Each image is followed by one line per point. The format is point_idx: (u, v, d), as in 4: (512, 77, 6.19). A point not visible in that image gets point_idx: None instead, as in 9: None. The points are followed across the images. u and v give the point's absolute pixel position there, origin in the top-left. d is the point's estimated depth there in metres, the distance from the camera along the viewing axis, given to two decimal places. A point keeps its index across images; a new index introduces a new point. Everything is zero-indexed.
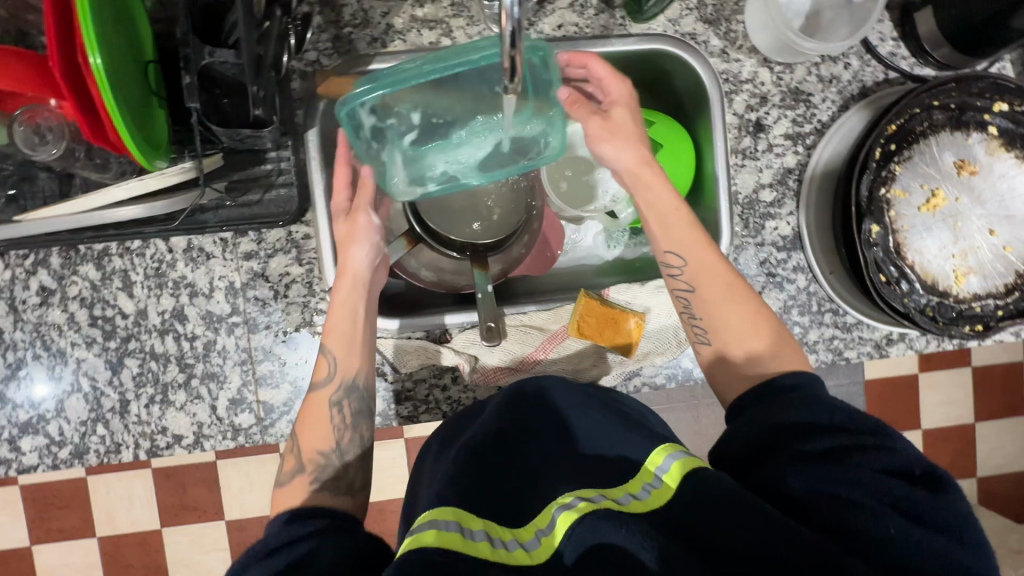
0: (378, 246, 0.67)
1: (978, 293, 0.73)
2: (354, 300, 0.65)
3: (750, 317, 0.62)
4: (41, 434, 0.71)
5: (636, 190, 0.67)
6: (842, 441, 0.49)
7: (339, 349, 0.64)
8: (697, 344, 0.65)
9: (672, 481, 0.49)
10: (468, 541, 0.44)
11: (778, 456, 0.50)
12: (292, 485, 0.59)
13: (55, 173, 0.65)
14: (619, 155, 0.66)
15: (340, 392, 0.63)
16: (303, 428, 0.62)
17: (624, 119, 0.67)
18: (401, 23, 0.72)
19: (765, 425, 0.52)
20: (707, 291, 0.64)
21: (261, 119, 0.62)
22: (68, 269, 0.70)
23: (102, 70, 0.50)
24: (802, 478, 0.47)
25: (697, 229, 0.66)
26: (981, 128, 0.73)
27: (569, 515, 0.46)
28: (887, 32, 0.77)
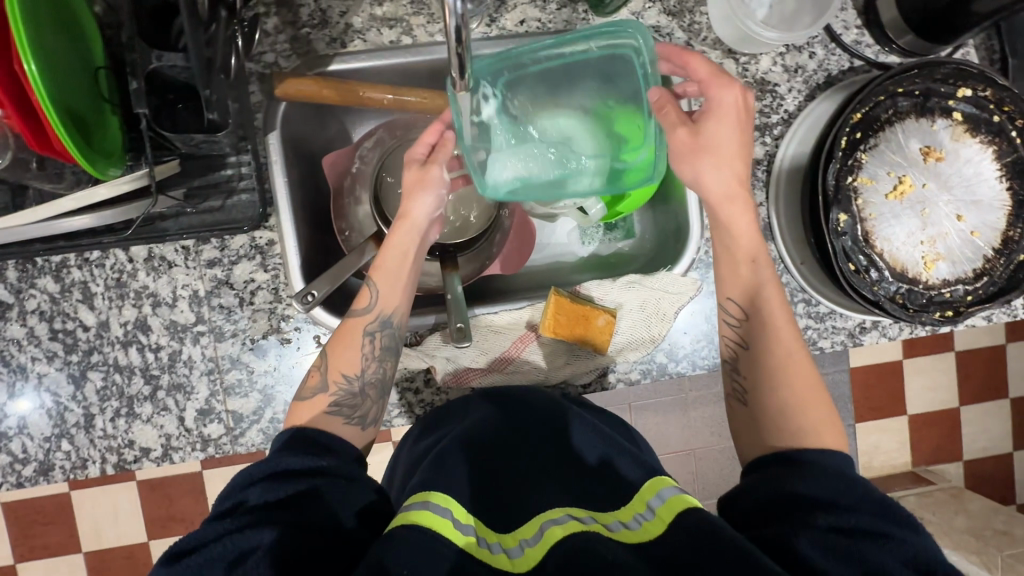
0: (442, 199, 0.67)
1: (948, 280, 0.73)
2: (405, 243, 0.65)
3: (802, 383, 0.61)
4: (4, 451, 0.69)
5: (714, 225, 0.67)
6: (863, 522, 0.47)
7: (384, 285, 0.65)
8: (732, 402, 0.64)
9: (666, 515, 0.48)
10: (456, 531, 0.48)
11: (794, 517, 0.48)
12: (313, 402, 0.61)
13: (7, 185, 0.63)
14: (715, 176, 0.64)
15: (375, 324, 0.64)
16: (336, 350, 0.64)
17: (716, 135, 0.64)
18: (360, 22, 0.71)
19: (778, 491, 0.51)
20: (760, 349, 0.63)
21: (215, 124, 0.59)
22: (26, 282, 0.69)
23: (37, 77, 0.48)
24: (817, 548, 0.45)
25: (747, 265, 0.65)
26: (946, 114, 0.73)
27: (556, 531, 0.48)
28: (851, 20, 0.77)
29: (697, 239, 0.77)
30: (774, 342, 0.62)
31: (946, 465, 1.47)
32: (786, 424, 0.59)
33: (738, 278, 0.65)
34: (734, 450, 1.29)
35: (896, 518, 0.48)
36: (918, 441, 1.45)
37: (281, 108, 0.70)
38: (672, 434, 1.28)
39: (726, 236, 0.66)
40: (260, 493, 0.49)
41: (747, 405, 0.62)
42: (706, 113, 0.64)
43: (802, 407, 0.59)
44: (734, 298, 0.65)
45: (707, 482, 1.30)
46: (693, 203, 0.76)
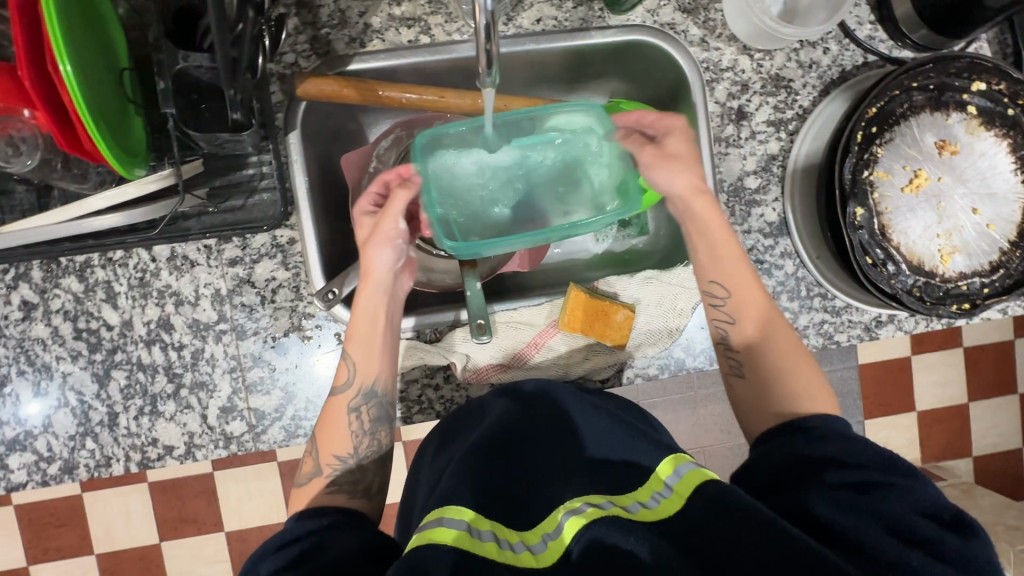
0: (401, 248, 0.67)
1: (964, 272, 0.74)
2: (373, 306, 0.66)
3: (785, 356, 0.62)
4: (29, 450, 0.70)
5: (685, 217, 0.67)
6: (869, 476, 0.49)
7: (358, 356, 0.65)
8: (731, 377, 0.65)
9: (683, 490, 0.51)
10: (475, 541, 0.48)
11: (808, 482, 0.50)
12: (309, 487, 0.61)
13: (33, 186, 0.64)
14: (676, 179, 0.66)
15: (358, 398, 0.65)
16: (323, 433, 0.64)
17: (679, 148, 0.67)
18: (379, 23, 0.71)
19: (788, 458, 0.53)
20: (747, 323, 0.64)
21: (239, 124, 0.61)
22: (50, 282, 0.69)
23: (73, 78, 0.49)
24: (831, 505, 0.47)
25: (745, 264, 0.66)
26: (961, 108, 0.74)
27: (576, 520, 0.49)
28: (865, 15, 0.77)
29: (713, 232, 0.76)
30: (768, 333, 0.64)
31: (956, 461, 1.47)
32: (786, 392, 0.60)
33: (728, 263, 0.65)
34: (745, 448, 1.29)
35: (896, 468, 0.50)
36: (928, 438, 1.45)
37: (301, 107, 0.70)
38: (684, 433, 1.28)
39: (703, 235, 0.66)
40: (272, 561, 0.50)
41: (746, 376, 0.63)
42: (663, 134, 0.68)
43: (802, 377, 0.61)
44: (715, 279, 0.66)
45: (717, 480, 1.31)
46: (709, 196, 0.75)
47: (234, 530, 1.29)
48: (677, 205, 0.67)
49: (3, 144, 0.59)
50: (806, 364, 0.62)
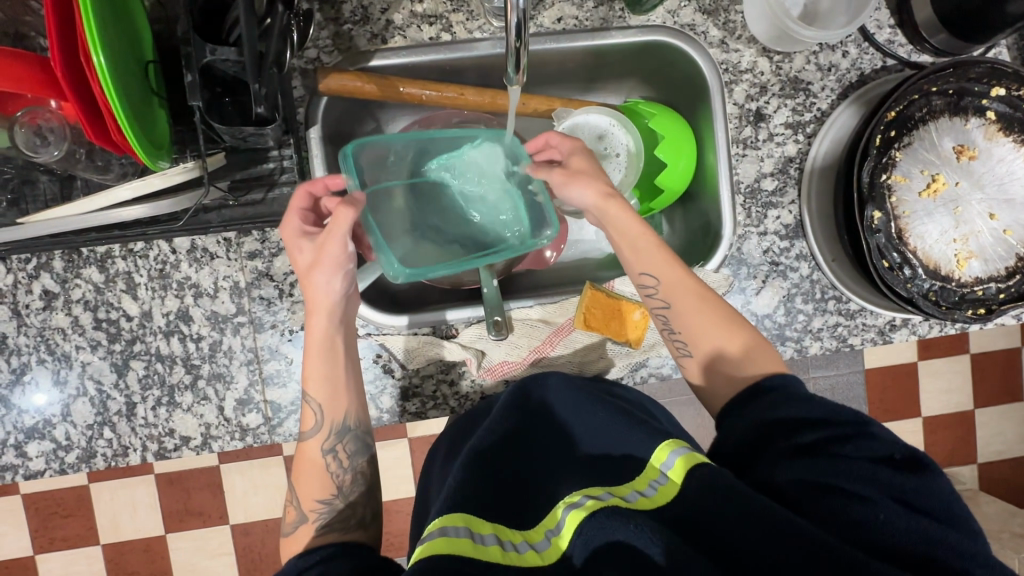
0: (350, 274, 0.64)
1: (980, 277, 0.74)
2: (329, 342, 0.64)
3: (725, 328, 0.63)
4: (48, 439, 0.70)
5: (606, 225, 0.67)
6: (824, 435, 0.51)
7: (322, 398, 0.65)
8: (681, 358, 0.65)
9: (677, 477, 0.51)
10: (478, 546, 0.49)
11: (770, 454, 0.52)
12: (298, 534, 0.62)
13: (56, 176, 0.64)
14: (588, 192, 0.65)
15: (331, 439, 0.65)
16: (300, 480, 0.65)
17: (584, 165, 0.67)
18: (400, 19, 0.72)
19: (754, 423, 0.55)
20: (682, 306, 0.64)
21: (264, 118, 0.61)
22: (71, 272, 0.70)
23: (106, 69, 0.50)
24: (791, 470, 0.50)
25: (665, 249, 0.65)
26: (979, 113, 0.74)
27: (577, 514, 0.50)
28: (884, 19, 0.77)
29: (728, 235, 0.76)
30: (719, 331, 0.63)
31: (961, 467, 1.47)
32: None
33: (653, 256, 0.65)
34: None
35: (845, 418, 0.52)
36: (933, 444, 1.45)
37: (322, 102, 0.71)
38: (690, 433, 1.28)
39: (626, 240, 0.66)
40: None
41: (693, 355, 0.64)
42: (565, 155, 0.69)
43: (747, 347, 0.61)
44: (645, 271, 0.65)
45: None
46: (725, 200, 0.76)
47: (240, 523, 1.30)
48: (595, 215, 0.67)
49: (31, 134, 0.60)
50: (745, 336, 0.62)
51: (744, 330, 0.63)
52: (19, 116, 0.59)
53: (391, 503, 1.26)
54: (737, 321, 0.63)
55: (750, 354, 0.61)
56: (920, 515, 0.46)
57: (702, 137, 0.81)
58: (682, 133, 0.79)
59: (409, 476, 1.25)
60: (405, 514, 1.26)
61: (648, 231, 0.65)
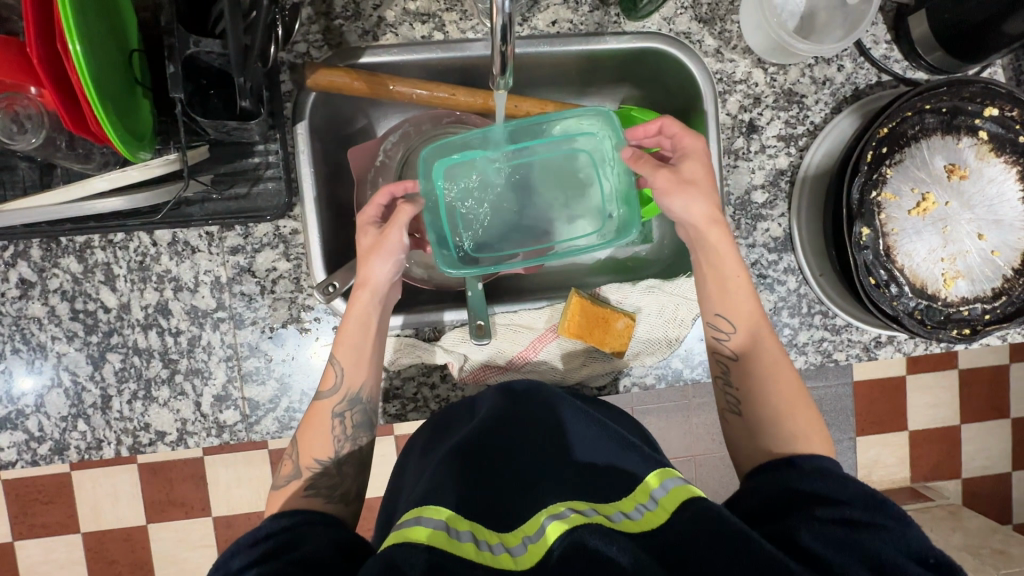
0: (401, 263, 0.66)
1: (966, 297, 0.73)
2: (365, 318, 0.65)
3: (790, 395, 0.63)
4: (20, 429, 0.69)
5: (697, 245, 0.67)
6: (859, 514, 0.49)
7: (347, 363, 0.65)
8: (728, 414, 0.65)
9: (666, 507, 0.51)
10: (453, 540, 0.49)
11: (795, 512, 0.51)
12: (286, 489, 0.61)
13: (36, 163, 0.63)
14: (692, 207, 0.65)
15: (343, 403, 0.65)
16: (304, 436, 0.64)
17: (694, 173, 0.66)
18: (393, 16, 0.71)
19: (783, 487, 0.54)
20: (750, 362, 0.65)
21: (247, 112, 0.61)
22: (49, 261, 0.69)
23: (82, 57, 0.48)
24: (815, 536, 0.48)
25: (754, 299, 0.66)
26: (971, 133, 0.74)
27: (559, 526, 0.49)
28: (881, 34, 0.77)
29: None
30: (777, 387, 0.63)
31: (944, 482, 1.47)
32: (776, 432, 0.61)
33: (737, 298, 0.66)
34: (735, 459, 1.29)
35: (887, 510, 0.50)
36: (918, 458, 1.46)
37: (310, 97, 0.70)
38: (675, 441, 1.27)
39: (714, 272, 0.66)
40: (242, 556, 0.50)
41: (744, 415, 0.64)
42: (679, 157, 0.67)
43: (794, 413, 0.61)
44: (721, 314, 0.66)
45: (705, 489, 1.31)
46: None
47: (221, 515, 1.29)
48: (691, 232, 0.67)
49: (7, 120, 0.58)
50: (799, 402, 0.62)
51: (774, 340, 0.66)
52: None
53: (374, 499, 1.25)
54: (765, 327, 0.66)
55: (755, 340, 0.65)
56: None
57: None
58: None
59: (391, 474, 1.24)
60: None
61: (734, 258, 0.66)
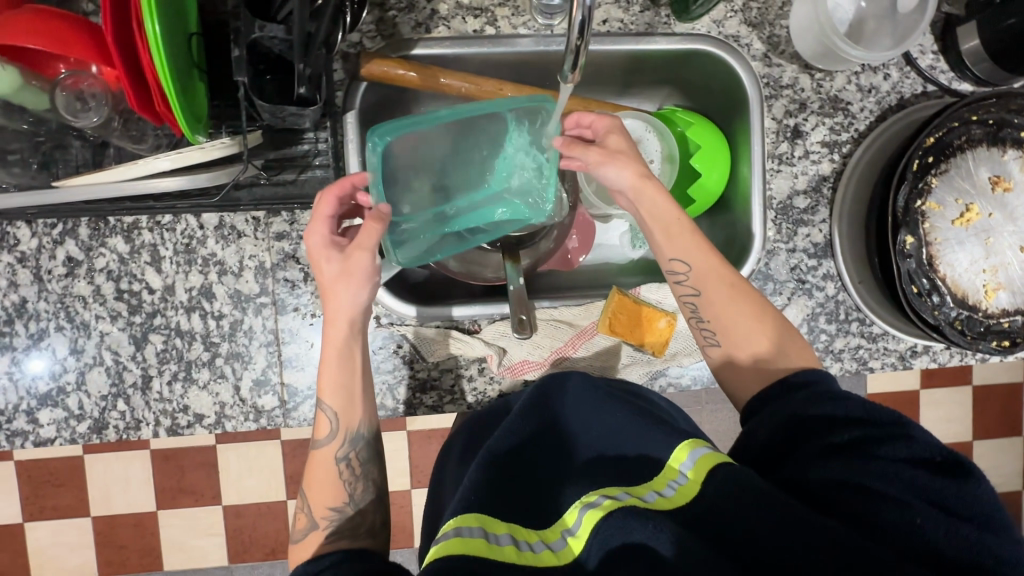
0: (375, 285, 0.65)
1: (1007, 309, 0.73)
2: (347, 352, 0.64)
3: (754, 317, 0.65)
4: (60, 407, 0.69)
5: (637, 205, 0.69)
6: (858, 434, 0.53)
7: (336, 406, 0.64)
8: (708, 348, 0.67)
9: (697, 478, 0.53)
10: (492, 547, 0.50)
11: (798, 453, 0.54)
12: (306, 542, 0.62)
13: (89, 142, 0.63)
14: (621, 174, 0.68)
15: (345, 446, 0.65)
16: (312, 488, 0.64)
17: (621, 144, 0.70)
18: (446, 10, 0.71)
19: (787, 421, 0.56)
20: (712, 294, 0.66)
21: (304, 98, 0.61)
22: (97, 241, 0.69)
23: (159, 37, 0.49)
24: (822, 470, 0.51)
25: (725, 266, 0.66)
26: (1017, 145, 0.74)
27: (594, 514, 0.51)
28: (928, 45, 0.77)
29: (759, 249, 0.76)
30: (744, 314, 0.65)
31: None
32: None
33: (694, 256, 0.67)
34: None
35: (881, 420, 0.54)
36: None
37: (361, 87, 0.70)
38: None
39: (656, 222, 0.68)
40: None
41: (721, 344, 0.66)
42: (601, 133, 0.71)
43: (783, 344, 0.64)
44: (674, 257, 0.67)
45: None
46: (757, 214, 0.76)
47: (234, 504, 1.29)
48: (630, 197, 0.69)
49: (72, 97, 0.60)
50: (767, 324, 0.65)
51: (723, 264, 0.67)
52: (63, 79, 0.60)
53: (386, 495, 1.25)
54: (714, 253, 0.67)
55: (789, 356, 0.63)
56: (963, 522, 0.47)
57: (738, 149, 0.81)
58: (719, 146, 0.79)
59: (406, 468, 1.24)
60: (400, 507, 1.25)
61: (670, 203, 0.68)
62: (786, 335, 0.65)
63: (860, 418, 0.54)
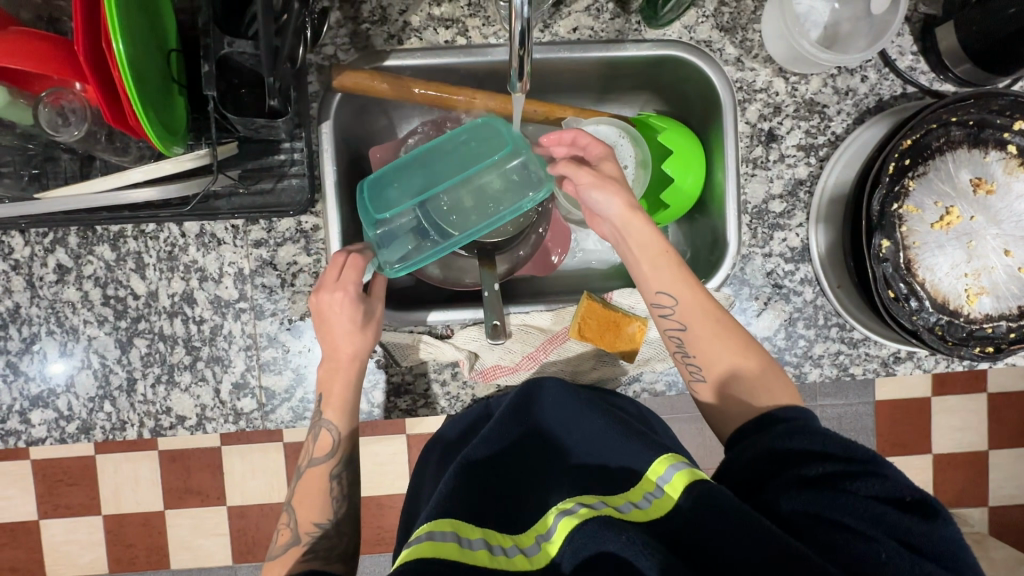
0: (371, 334, 0.68)
1: (990, 315, 0.72)
2: (351, 386, 0.69)
3: (739, 352, 0.65)
4: (50, 408, 0.72)
5: (626, 235, 0.68)
6: (832, 468, 0.52)
7: (342, 428, 0.69)
8: (694, 382, 0.67)
9: (672, 491, 0.52)
10: (464, 550, 0.51)
11: (776, 480, 0.53)
12: (290, 553, 0.66)
13: (77, 155, 0.67)
14: (615, 201, 0.67)
15: (338, 465, 0.69)
16: (301, 501, 0.68)
17: (614, 172, 0.69)
18: (418, 21, 0.73)
19: (763, 451, 0.55)
20: (698, 329, 0.65)
21: (275, 110, 0.63)
22: (85, 249, 0.72)
23: (124, 55, 0.52)
24: (794, 501, 0.50)
25: (707, 296, 0.66)
26: (1000, 146, 0.72)
27: (570, 520, 0.51)
28: (907, 46, 0.76)
29: (732, 254, 0.75)
30: (727, 352, 0.65)
31: (970, 509, 1.42)
32: None
33: (685, 293, 0.66)
34: None
35: (858, 455, 0.53)
36: (942, 482, 1.41)
37: (335, 98, 0.73)
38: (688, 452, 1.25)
39: (646, 256, 0.67)
40: None
41: (706, 379, 0.66)
42: (595, 160, 0.70)
43: (770, 380, 0.63)
44: (662, 290, 0.67)
45: None
46: (732, 218, 0.75)
47: (236, 505, 1.32)
48: (617, 225, 0.68)
49: (53, 113, 0.61)
50: (748, 353, 0.65)
51: (708, 298, 0.66)
52: (43, 97, 0.60)
53: (385, 498, 1.26)
54: (699, 288, 0.66)
55: (763, 381, 0.63)
56: (923, 560, 0.46)
57: (713, 154, 0.81)
58: (692, 148, 0.79)
59: (404, 472, 1.25)
60: (397, 510, 1.26)
61: (659, 237, 0.67)
62: (764, 358, 0.65)
63: (836, 452, 0.53)
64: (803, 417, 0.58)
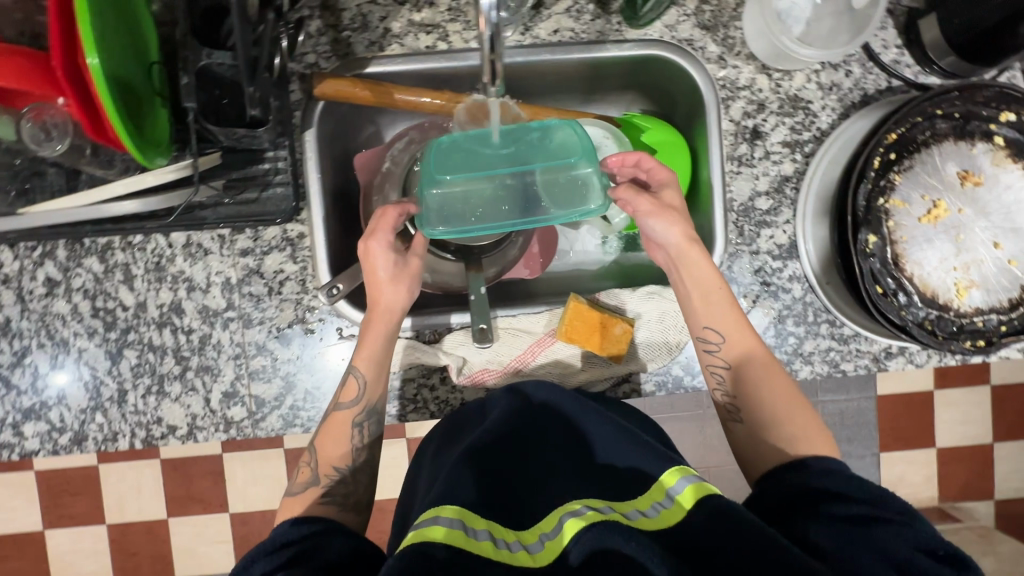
0: (414, 289, 0.69)
1: (981, 308, 0.71)
2: (388, 340, 0.68)
3: (784, 396, 0.64)
4: (43, 420, 0.73)
5: (679, 266, 0.69)
6: (859, 510, 0.50)
7: (369, 374, 0.68)
8: (730, 423, 0.66)
9: (684, 502, 0.51)
10: (470, 539, 0.48)
11: (802, 514, 0.52)
12: (304, 495, 0.63)
13: (62, 169, 0.68)
14: (675, 233, 0.68)
15: (363, 414, 0.68)
16: (322, 443, 0.67)
17: (675, 201, 0.69)
18: (399, 27, 0.73)
19: (795, 490, 0.55)
20: (743, 369, 0.66)
21: (257, 119, 0.64)
22: (73, 262, 0.73)
23: (99, 71, 0.51)
24: (825, 533, 0.49)
25: (749, 329, 0.67)
26: (987, 137, 0.71)
27: (577, 522, 0.48)
28: (891, 39, 0.76)
29: (719, 253, 0.75)
30: (768, 392, 0.64)
31: (975, 503, 1.41)
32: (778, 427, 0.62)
33: (739, 333, 0.67)
34: None
35: (890, 505, 0.51)
36: (946, 477, 1.40)
37: (318, 107, 0.73)
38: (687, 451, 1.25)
39: (696, 285, 0.68)
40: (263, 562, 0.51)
41: (743, 422, 0.65)
42: (657, 186, 0.70)
43: (801, 425, 0.62)
44: (710, 326, 0.67)
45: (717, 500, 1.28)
46: (718, 217, 0.75)
47: (237, 512, 1.32)
48: (672, 254, 0.69)
49: (36, 128, 0.61)
50: (783, 388, 0.64)
51: (755, 337, 0.67)
52: (25, 112, 0.60)
53: (385, 502, 1.26)
54: (745, 323, 0.68)
55: (793, 421, 0.62)
56: None
57: (697, 152, 0.81)
58: (676, 145, 0.80)
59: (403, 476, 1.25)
60: None
61: (714, 272, 0.67)
62: (797, 396, 0.64)
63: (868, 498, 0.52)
64: (831, 465, 0.57)
